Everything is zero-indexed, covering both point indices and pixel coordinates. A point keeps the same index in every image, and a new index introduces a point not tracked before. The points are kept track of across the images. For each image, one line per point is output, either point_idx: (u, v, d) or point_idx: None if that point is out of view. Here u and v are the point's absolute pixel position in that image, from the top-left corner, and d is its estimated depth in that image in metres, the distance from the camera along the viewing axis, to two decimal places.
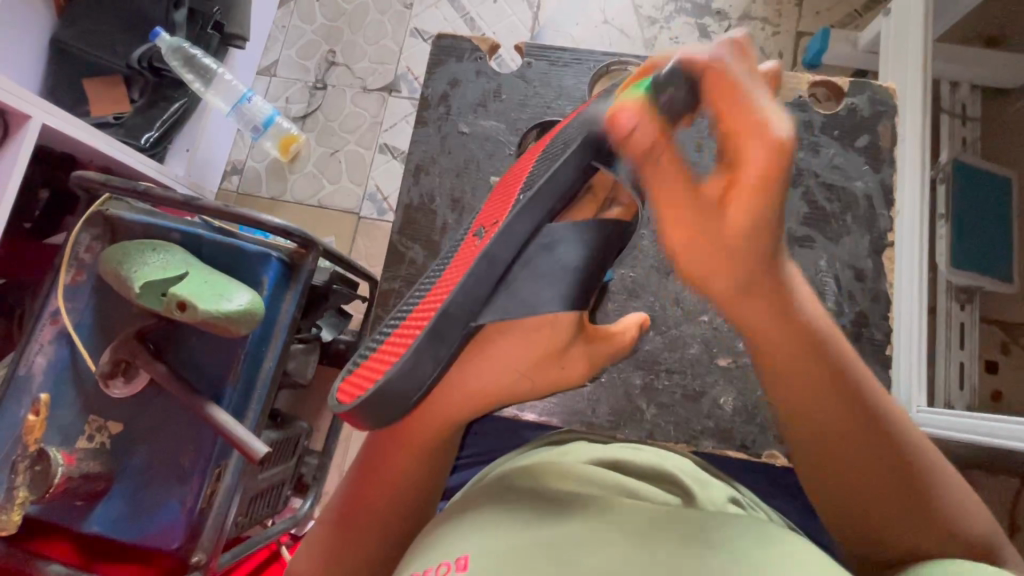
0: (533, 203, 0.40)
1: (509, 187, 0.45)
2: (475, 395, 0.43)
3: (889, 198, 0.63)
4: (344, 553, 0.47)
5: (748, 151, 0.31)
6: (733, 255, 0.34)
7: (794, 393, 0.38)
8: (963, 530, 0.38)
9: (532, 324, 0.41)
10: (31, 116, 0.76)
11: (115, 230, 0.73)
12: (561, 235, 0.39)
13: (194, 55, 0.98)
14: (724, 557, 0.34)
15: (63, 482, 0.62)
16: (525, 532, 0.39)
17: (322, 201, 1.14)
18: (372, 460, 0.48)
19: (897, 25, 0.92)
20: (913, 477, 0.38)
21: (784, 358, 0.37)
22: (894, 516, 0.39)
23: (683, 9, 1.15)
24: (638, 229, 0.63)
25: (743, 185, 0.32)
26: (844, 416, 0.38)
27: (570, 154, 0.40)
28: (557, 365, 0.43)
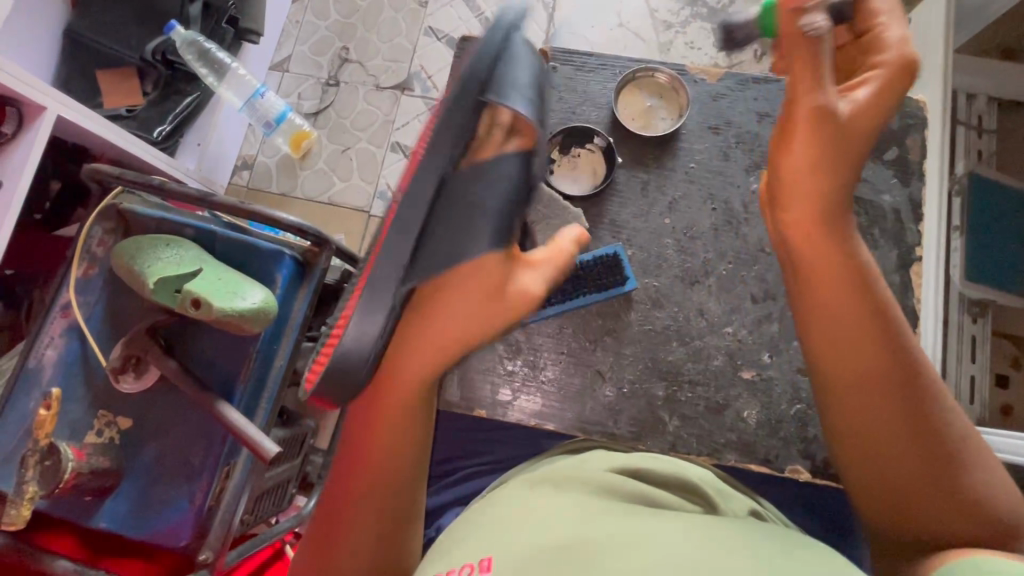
0: (431, 161, 0.41)
1: (413, 145, 0.45)
2: (427, 358, 0.43)
3: (917, 213, 0.62)
4: (331, 569, 0.45)
5: (886, 70, 0.45)
6: (835, 140, 0.44)
7: (839, 334, 0.44)
8: (987, 498, 0.41)
9: (467, 272, 0.42)
10: (46, 107, 0.76)
11: (127, 225, 0.72)
12: (469, 185, 0.42)
13: (209, 50, 0.96)
14: (750, 561, 0.34)
15: (72, 478, 0.62)
16: (548, 535, 0.39)
17: (332, 198, 1.14)
18: (342, 465, 0.46)
19: (916, 36, 0.91)
20: (940, 429, 0.42)
21: (826, 290, 0.44)
22: (925, 469, 0.41)
23: (699, 14, 1.14)
24: (662, 238, 0.62)
25: (879, 86, 0.45)
26: (885, 367, 0.43)
27: (459, 95, 0.41)
28: (502, 303, 0.44)
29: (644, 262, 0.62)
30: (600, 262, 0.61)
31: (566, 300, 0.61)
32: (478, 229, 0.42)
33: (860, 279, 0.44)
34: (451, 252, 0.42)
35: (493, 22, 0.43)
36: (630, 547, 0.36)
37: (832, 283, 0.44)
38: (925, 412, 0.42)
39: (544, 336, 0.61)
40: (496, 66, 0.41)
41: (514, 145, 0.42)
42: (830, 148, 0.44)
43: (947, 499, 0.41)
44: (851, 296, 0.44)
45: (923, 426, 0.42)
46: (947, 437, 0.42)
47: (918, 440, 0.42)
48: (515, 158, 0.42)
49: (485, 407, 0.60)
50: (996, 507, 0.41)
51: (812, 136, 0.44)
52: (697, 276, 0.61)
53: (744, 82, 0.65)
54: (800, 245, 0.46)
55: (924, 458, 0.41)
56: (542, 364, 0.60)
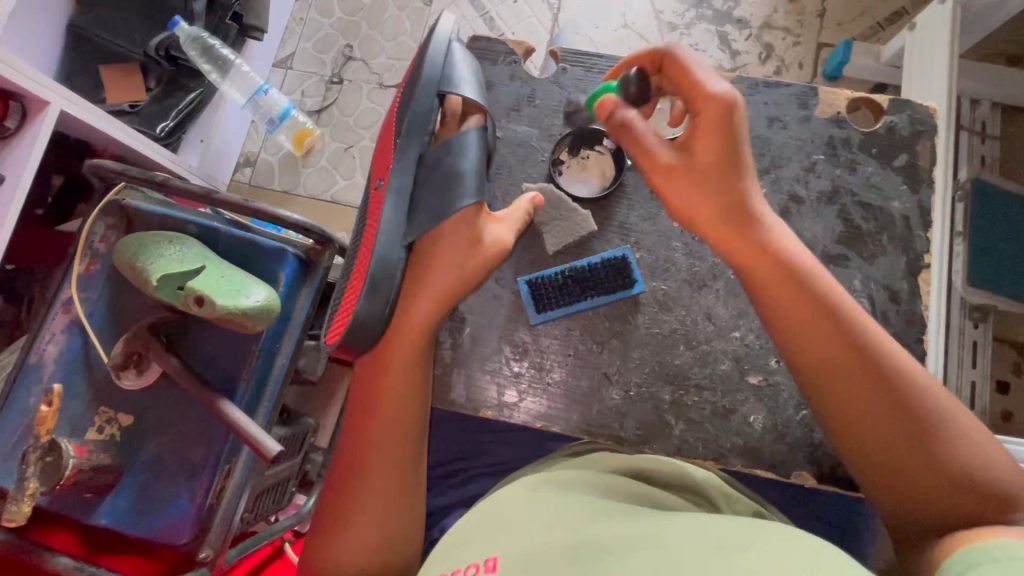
0: (407, 141, 0.53)
1: (386, 137, 0.57)
2: (429, 298, 0.53)
3: (926, 220, 0.62)
4: (349, 524, 0.50)
5: (705, 115, 0.48)
6: (693, 187, 0.49)
7: (791, 326, 0.48)
8: (967, 461, 0.43)
9: (454, 220, 0.53)
10: (50, 101, 0.75)
11: (130, 220, 0.71)
12: (442, 153, 0.54)
13: (213, 46, 0.97)
14: (747, 550, 0.32)
15: (73, 474, 0.62)
16: (552, 531, 0.39)
17: (336, 197, 1.14)
18: (359, 415, 0.52)
19: (922, 41, 0.91)
20: (904, 402, 0.45)
21: (773, 284, 0.49)
22: (896, 439, 0.45)
23: (704, 16, 1.14)
24: (671, 241, 0.62)
25: (700, 131, 0.49)
26: (849, 363, 0.46)
27: (423, 90, 0.54)
28: (479, 249, 0.54)
29: (652, 265, 0.62)
30: (607, 265, 0.62)
31: (573, 302, 0.61)
32: (459, 184, 0.53)
33: (812, 285, 0.48)
34: (440, 208, 0.53)
35: (432, 40, 0.56)
36: (636, 546, 0.36)
37: (779, 282, 0.48)
38: (884, 386, 0.45)
39: (551, 338, 0.61)
40: (443, 69, 0.55)
41: (472, 122, 0.55)
42: (692, 196, 0.50)
43: (924, 466, 0.44)
44: (807, 303, 0.48)
45: (899, 411, 0.45)
46: (928, 419, 0.44)
47: (898, 425, 0.45)
48: (475, 131, 0.55)
49: (490, 409, 0.60)
50: (980, 470, 0.43)
51: (674, 186, 0.50)
52: (705, 280, 0.61)
53: (754, 86, 0.65)
54: (738, 251, 0.50)
55: (894, 434, 0.45)
56: (549, 366, 0.60)
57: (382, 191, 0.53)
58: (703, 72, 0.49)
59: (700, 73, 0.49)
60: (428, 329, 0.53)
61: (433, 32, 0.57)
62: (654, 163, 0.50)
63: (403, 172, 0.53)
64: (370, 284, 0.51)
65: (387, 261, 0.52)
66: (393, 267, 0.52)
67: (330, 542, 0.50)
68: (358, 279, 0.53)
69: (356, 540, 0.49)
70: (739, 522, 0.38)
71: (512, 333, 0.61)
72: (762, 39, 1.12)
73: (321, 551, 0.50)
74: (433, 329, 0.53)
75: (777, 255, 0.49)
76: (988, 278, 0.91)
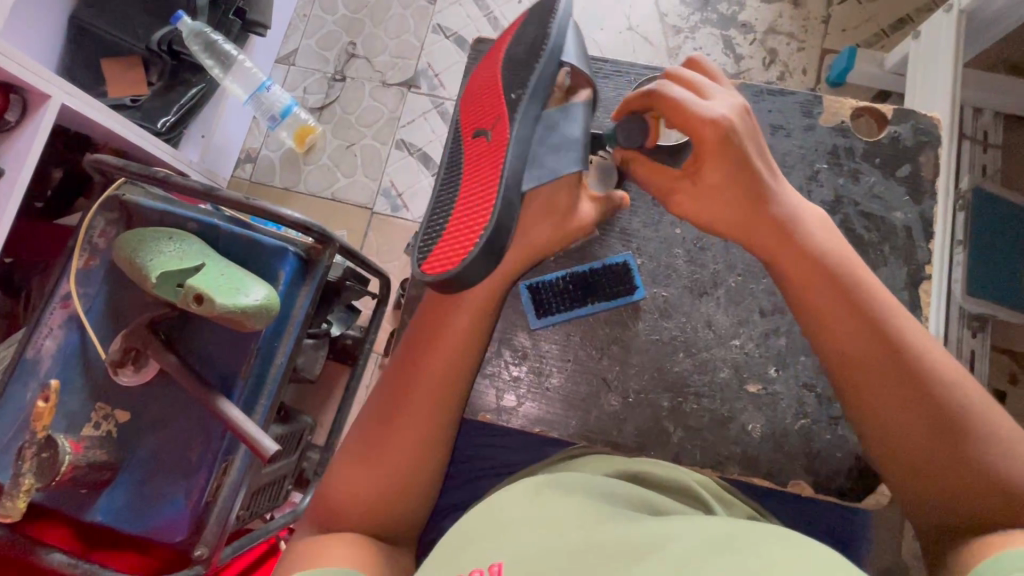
0: (532, 98, 0.49)
1: (490, 92, 0.51)
2: (519, 252, 0.52)
3: (928, 231, 0.62)
4: (365, 494, 0.50)
5: (707, 147, 0.48)
6: (716, 199, 0.49)
7: (829, 325, 0.48)
8: (1002, 467, 0.43)
9: (560, 185, 0.52)
10: (51, 95, 0.75)
11: (130, 216, 0.71)
12: (557, 117, 0.52)
13: (215, 41, 0.96)
14: (750, 555, 0.33)
15: (69, 470, 0.62)
16: (557, 532, 0.39)
17: (336, 194, 1.13)
18: (403, 375, 0.53)
19: (927, 49, 0.91)
20: (940, 404, 0.45)
21: (810, 282, 0.48)
22: (932, 442, 0.45)
23: (709, 19, 1.14)
24: (672, 248, 0.62)
25: (706, 160, 0.48)
26: (884, 363, 0.46)
27: (547, 58, 0.50)
28: (570, 213, 0.53)
29: (653, 272, 0.62)
30: (609, 271, 0.62)
31: (573, 308, 0.61)
32: (567, 153, 0.51)
33: (846, 285, 0.48)
34: (553, 168, 0.51)
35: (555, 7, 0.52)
36: (641, 552, 0.35)
37: (815, 282, 0.48)
38: (921, 389, 0.45)
39: (550, 342, 0.61)
40: (559, 36, 0.51)
41: (580, 96, 0.53)
42: (712, 214, 0.50)
43: (958, 468, 0.44)
44: (840, 302, 0.48)
45: (935, 414, 0.45)
46: (961, 418, 0.44)
47: (933, 426, 0.45)
48: (584, 105, 0.53)
49: (489, 413, 0.60)
50: (1012, 476, 0.43)
51: (695, 204, 0.50)
52: (706, 287, 0.61)
53: (758, 94, 0.65)
54: (772, 252, 0.50)
55: (930, 435, 0.45)
56: (548, 371, 0.60)
57: (503, 138, 0.49)
58: (693, 97, 0.48)
59: (691, 102, 0.48)
60: (487, 310, 0.53)
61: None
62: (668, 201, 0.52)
63: (524, 121, 0.49)
64: (495, 232, 0.47)
65: (510, 205, 0.48)
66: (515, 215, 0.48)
67: (349, 491, 0.51)
68: (473, 217, 0.47)
69: (373, 493, 0.50)
70: (745, 527, 0.37)
71: (511, 338, 0.61)
72: (766, 44, 1.12)
73: (339, 502, 0.51)
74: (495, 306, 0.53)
75: (812, 255, 0.49)
76: (988, 288, 0.91)
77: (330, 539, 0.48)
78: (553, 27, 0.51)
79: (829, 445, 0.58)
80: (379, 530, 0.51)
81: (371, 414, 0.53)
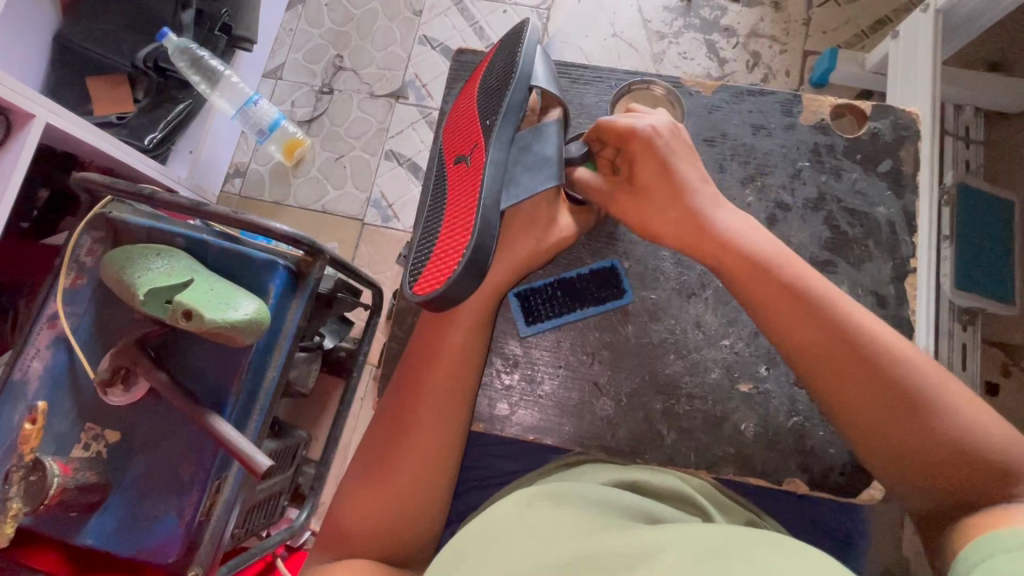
0: (504, 123, 0.51)
1: (467, 122, 0.55)
2: (505, 265, 0.54)
3: (911, 225, 0.63)
4: (373, 510, 0.50)
5: (638, 150, 0.53)
6: (670, 189, 0.52)
7: (782, 323, 0.48)
8: (963, 434, 0.44)
9: (536, 200, 0.54)
10: (34, 114, 0.75)
11: (117, 233, 0.71)
12: (531, 138, 0.53)
13: (201, 57, 0.96)
14: (742, 562, 0.33)
15: (58, 493, 0.61)
16: (549, 544, 0.38)
17: (326, 206, 1.13)
18: (404, 392, 0.53)
19: (906, 48, 0.93)
20: (897, 387, 0.45)
21: (758, 280, 0.49)
22: (896, 424, 0.45)
23: (692, 25, 1.15)
24: (659, 250, 0.62)
25: (639, 165, 0.53)
26: (843, 358, 0.46)
27: (517, 85, 0.52)
28: (546, 224, 0.55)
29: (641, 275, 0.62)
30: (595, 276, 0.62)
31: (564, 314, 0.61)
32: (545, 168, 0.53)
33: (798, 286, 0.48)
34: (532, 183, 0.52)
35: (523, 36, 0.55)
36: (633, 561, 0.35)
37: (762, 281, 0.49)
38: (876, 374, 0.45)
39: (542, 348, 0.61)
40: (529, 64, 0.54)
41: (553, 116, 0.55)
42: (647, 219, 0.53)
43: (924, 444, 0.44)
44: (795, 304, 0.48)
45: (895, 395, 0.45)
46: (920, 397, 0.45)
47: (898, 413, 0.45)
48: (556, 122, 0.54)
49: (483, 421, 0.59)
50: (977, 444, 0.44)
51: (636, 206, 0.53)
52: (694, 288, 0.61)
53: (738, 95, 0.66)
54: (722, 250, 0.50)
55: (892, 418, 0.45)
56: (540, 378, 0.60)
57: (480, 161, 0.51)
58: (624, 117, 0.54)
59: (621, 119, 0.53)
60: (482, 324, 0.54)
61: (519, 28, 0.56)
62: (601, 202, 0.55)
63: (500, 144, 0.51)
64: (476, 247, 0.48)
65: (489, 221, 0.49)
66: (495, 228, 0.49)
67: (357, 518, 0.50)
68: (457, 237, 0.49)
69: (379, 516, 0.50)
70: (736, 532, 0.38)
71: (502, 346, 0.61)
72: (749, 47, 1.14)
73: (350, 523, 0.50)
74: (489, 321, 0.54)
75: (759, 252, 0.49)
76: (976, 282, 0.92)
77: (343, 563, 0.48)
78: (525, 57, 0.53)
79: (823, 442, 0.58)
80: (393, 549, 0.50)
81: (372, 439, 0.53)
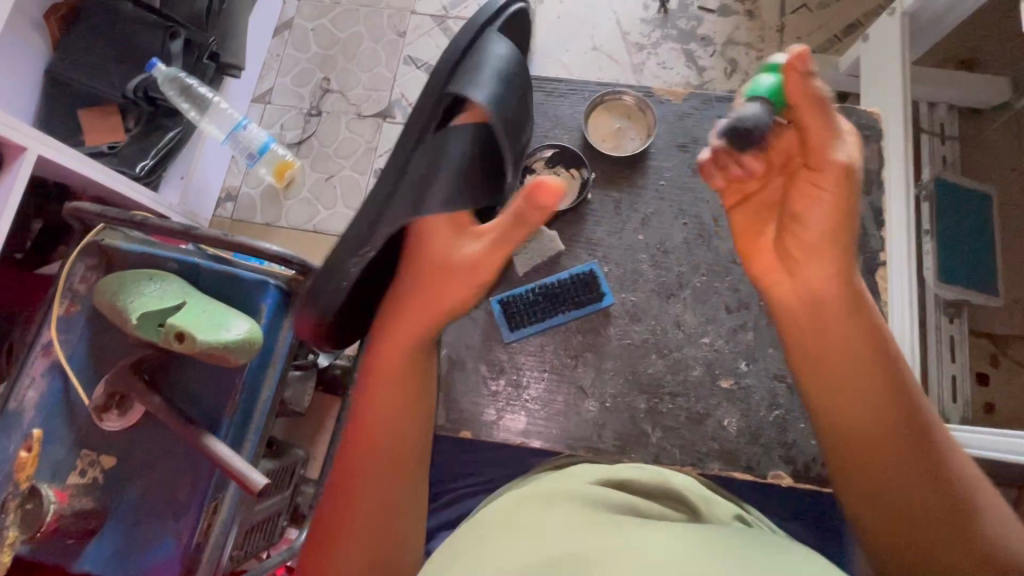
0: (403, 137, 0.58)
1: None
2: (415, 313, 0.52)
3: (879, 219, 0.65)
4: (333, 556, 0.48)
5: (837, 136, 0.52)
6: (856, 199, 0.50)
7: (848, 371, 0.47)
8: (987, 527, 0.43)
9: (425, 228, 0.54)
10: (27, 147, 0.76)
11: (110, 261, 0.72)
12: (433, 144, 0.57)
13: (191, 85, 0.98)
14: (732, 566, 0.34)
15: (54, 520, 0.61)
16: (535, 546, 0.38)
17: (317, 226, 1.15)
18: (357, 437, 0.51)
19: (876, 49, 0.95)
20: (938, 463, 0.44)
21: (829, 324, 0.48)
22: (925, 496, 0.44)
23: (669, 35, 1.18)
24: (636, 252, 0.64)
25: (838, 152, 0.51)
26: (895, 421, 0.46)
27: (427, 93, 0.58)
28: (442, 262, 0.53)
29: (617, 277, 0.63)
30: (576, 280, 0.63)
31: (546, 319, 0.62)
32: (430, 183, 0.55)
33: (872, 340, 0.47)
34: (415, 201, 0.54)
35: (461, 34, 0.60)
36: (617, 559, 0.35)
37: (834, 325, 0.48)
38: (921, 442, 0.45)
39: (526, 354, 0.62)
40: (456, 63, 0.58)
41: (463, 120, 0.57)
42: (847, 197, 0.47)
43: (944, 521, 0.43)
44: (865, 354, 0.47)
45: (931, 469, 0.44)
46: (953, 478, 0.44)
47: (929, 486, 0.44)
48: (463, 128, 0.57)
49: (470, 428, 0.60)
50: (999, 543, 0.42)
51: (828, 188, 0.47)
52: (672, 289, 0.63)
53: (707, 101, 0.68)
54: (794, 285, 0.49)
55: (923, 487, 0.44)
56: (525, 383, 0.61)
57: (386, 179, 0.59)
58: None
59: None
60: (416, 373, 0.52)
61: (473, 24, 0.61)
62: (831, 131, 0.47)
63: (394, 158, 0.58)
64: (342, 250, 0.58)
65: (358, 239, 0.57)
66: None
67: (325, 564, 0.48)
68: None
69: None
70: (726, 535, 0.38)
71: (488, 353, 0.62)
72: (726, 55, 1.17)
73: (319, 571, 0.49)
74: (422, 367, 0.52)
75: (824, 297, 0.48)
76: (957, 275, 0.93)
77: None
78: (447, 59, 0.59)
79: (804, 435, 0.58)
80: None
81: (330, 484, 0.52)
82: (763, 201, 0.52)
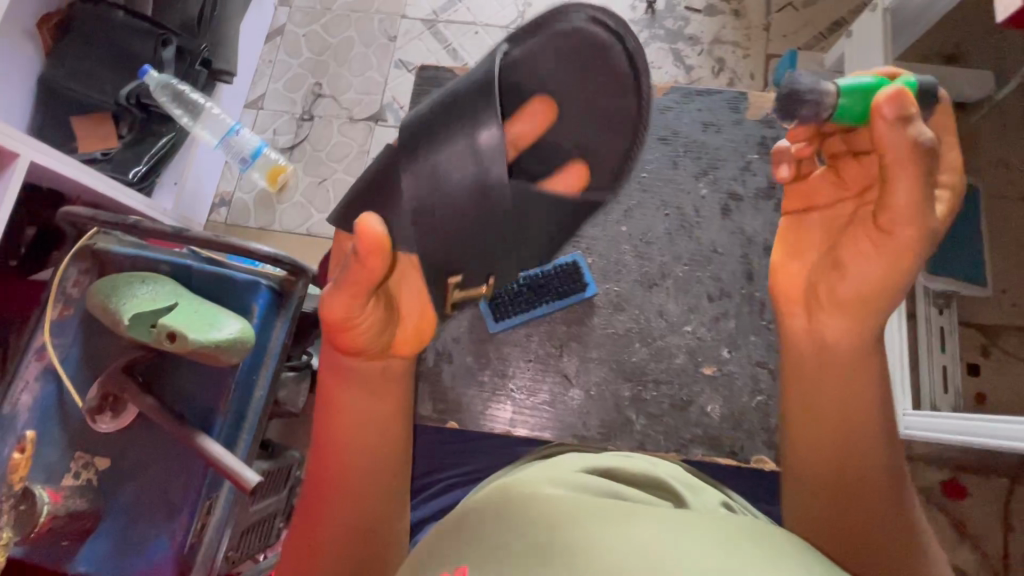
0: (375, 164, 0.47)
1: None
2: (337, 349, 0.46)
3: None
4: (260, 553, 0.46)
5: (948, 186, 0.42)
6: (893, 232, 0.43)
7: (832, 385, 0.44)
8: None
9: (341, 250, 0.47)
10: (19, 153, 0.77)
11: (102, 264, 0.72)
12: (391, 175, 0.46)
13: (183, 91, 0.99)
14: (719, 555, 0.34)
15: (48, 521, 0.61)
16: (522, 534, 0.39)
17: (310, 229, 1.15)
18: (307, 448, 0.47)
19: (860, 45, 0.97)
20: (888, 504, 0.42)
21: (825, 328, 0.44)
22: (868, 529, 0.41)
23: (657, 35, 1.20)
24: (620, 244, 0.65)
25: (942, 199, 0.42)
26: (862, 450, 0.43)
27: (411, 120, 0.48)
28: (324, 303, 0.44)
29: (602, 268, 0.64)
30: (560, 271, 0.64)
31: (529, 309, 0.63)
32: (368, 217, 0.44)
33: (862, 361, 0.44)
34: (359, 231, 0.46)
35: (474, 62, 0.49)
36: (604, 547, 0.35)
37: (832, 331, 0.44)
38: (883, 481, 0.42)
39: (512, 346, 0.63)
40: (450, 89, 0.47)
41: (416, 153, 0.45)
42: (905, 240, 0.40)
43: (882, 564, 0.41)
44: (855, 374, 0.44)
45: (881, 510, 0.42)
46: (901, 524, 0.42)
47: (873, 523, 0.41)
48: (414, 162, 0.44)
49: (456, 418, 0.61)
50: None
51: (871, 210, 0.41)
52: (655, 279, 0.64)
53: (688, 95, 0.69)
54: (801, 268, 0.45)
55: (867, 522, 0.42)
56: (511, 373, 0.62)
57: None
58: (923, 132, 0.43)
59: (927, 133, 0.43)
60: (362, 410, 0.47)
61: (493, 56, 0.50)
62: (923, 186, 0.39)
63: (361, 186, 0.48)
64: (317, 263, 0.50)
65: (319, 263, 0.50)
66: None
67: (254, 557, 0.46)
68: None
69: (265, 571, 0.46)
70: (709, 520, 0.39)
71: (476, 346, 0.63)
72: (713, 53, 1.18)
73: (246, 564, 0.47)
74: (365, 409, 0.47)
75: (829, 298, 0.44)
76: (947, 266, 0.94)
77: None
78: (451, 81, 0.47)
79: None
80: None
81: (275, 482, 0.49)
82: (830, 218, 0.45)
